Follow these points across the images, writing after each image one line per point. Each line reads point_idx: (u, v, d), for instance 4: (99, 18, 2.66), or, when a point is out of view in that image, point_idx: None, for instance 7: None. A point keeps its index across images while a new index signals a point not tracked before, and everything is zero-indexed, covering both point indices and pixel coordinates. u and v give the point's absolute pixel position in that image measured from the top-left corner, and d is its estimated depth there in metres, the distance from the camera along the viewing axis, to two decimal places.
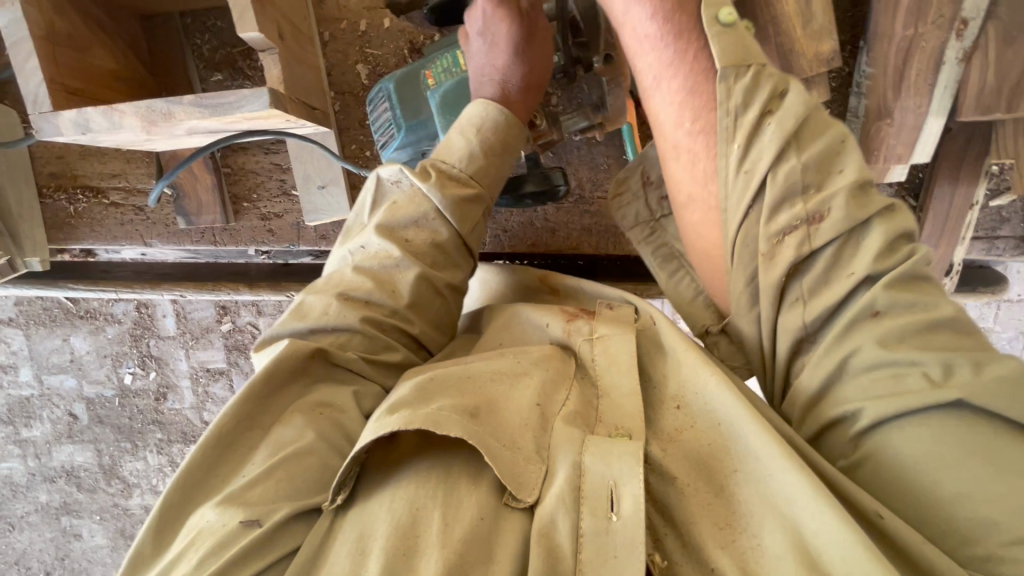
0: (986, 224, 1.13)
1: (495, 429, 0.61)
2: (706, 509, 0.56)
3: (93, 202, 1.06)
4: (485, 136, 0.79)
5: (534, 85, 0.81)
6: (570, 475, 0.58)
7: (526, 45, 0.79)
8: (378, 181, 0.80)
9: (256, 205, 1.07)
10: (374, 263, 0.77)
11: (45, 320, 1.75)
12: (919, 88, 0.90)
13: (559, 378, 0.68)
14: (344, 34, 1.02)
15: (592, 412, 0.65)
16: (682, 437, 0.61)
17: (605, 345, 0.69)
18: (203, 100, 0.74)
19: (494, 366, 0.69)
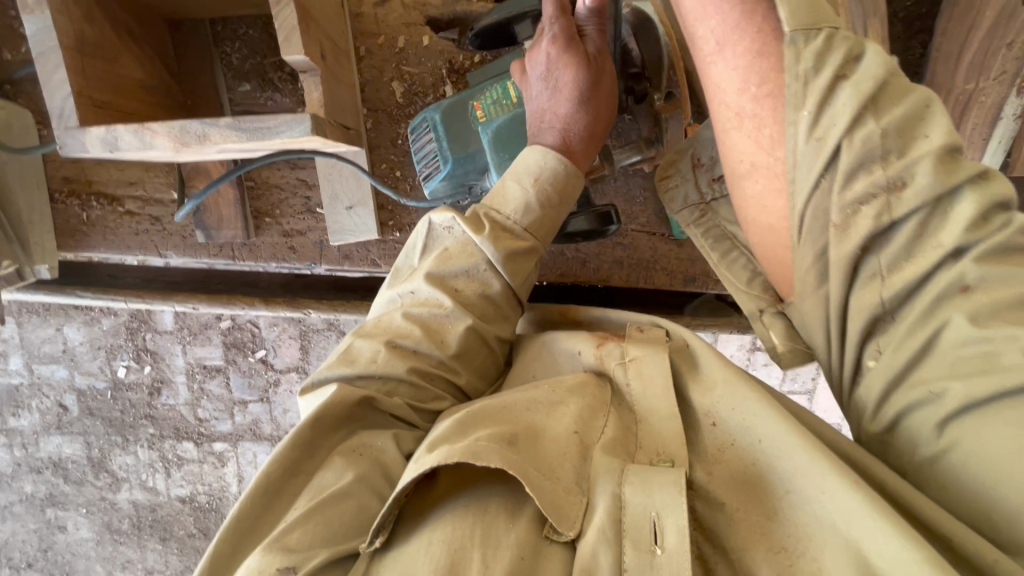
0: None
1: (533, 458, 0.59)
2: (758, 536, 0.54)
3: (107, 210, 1.01)
4: (543, 187, 0.77)
5: (596, 135, 0.81)
6: (612, 506, 0.56)
7: (590, 92, 0.78)
8: (429, 226, 0.79)
9: (279, 221, 1.03)
10: (423, 310, 0.75)
11: (39, 310, 1.62)
12: (973, 142, 0.89)
13: (597, 408, 0.67)
14: (381, 50, 0.97)
15: (630, 437, 0.65)
16: (724, 458, 0.60)
17: (638, 367, 0.68)
18: (241, 124, 0.70)
19: (530, 394, 0.68)
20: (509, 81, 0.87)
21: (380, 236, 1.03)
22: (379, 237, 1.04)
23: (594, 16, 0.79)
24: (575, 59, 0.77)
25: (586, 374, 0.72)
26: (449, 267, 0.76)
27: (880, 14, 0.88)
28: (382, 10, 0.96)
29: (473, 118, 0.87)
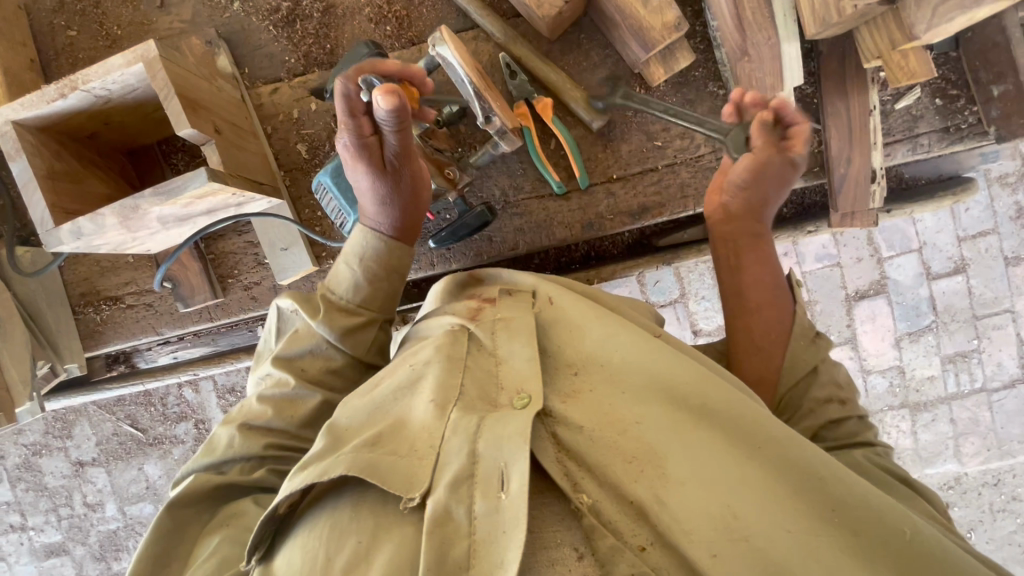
0: (901, 126, 1.14)
1: (394, 447, 0.65)
2: (613, 449, 0.62)
3: (114, 308, 1.28)
4: (367, 264, 0.95)
5: (400, 213, 0.97)
6: (466, 462, 0.60)
7: (389, 180, 0.94)
8: (280, 311, 0.96)
9: (239, 279, 1.27)
10: (275, 390, 0.90)
11: (123, 454, 2.31)
12: (761, 24, 1.00)
13: (454, 370, 0.70)
14: (283, 125, 1.24)
15: (491, 386, 0.68)
16: (578, 396, 0.67)
17: (507, 325, 0.73)
18: (159, 191, 0.94)
19: (395, 382, 0.72)
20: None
21: (318, 266, 1.24)
22: (317, 267, 1.24)
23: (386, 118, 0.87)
24: (374, 161, 0.93)
25: (444, 336, 0.74)
26: (295, 357, 0.92)
27: None
28: (277, 96, 1.24)
29: None
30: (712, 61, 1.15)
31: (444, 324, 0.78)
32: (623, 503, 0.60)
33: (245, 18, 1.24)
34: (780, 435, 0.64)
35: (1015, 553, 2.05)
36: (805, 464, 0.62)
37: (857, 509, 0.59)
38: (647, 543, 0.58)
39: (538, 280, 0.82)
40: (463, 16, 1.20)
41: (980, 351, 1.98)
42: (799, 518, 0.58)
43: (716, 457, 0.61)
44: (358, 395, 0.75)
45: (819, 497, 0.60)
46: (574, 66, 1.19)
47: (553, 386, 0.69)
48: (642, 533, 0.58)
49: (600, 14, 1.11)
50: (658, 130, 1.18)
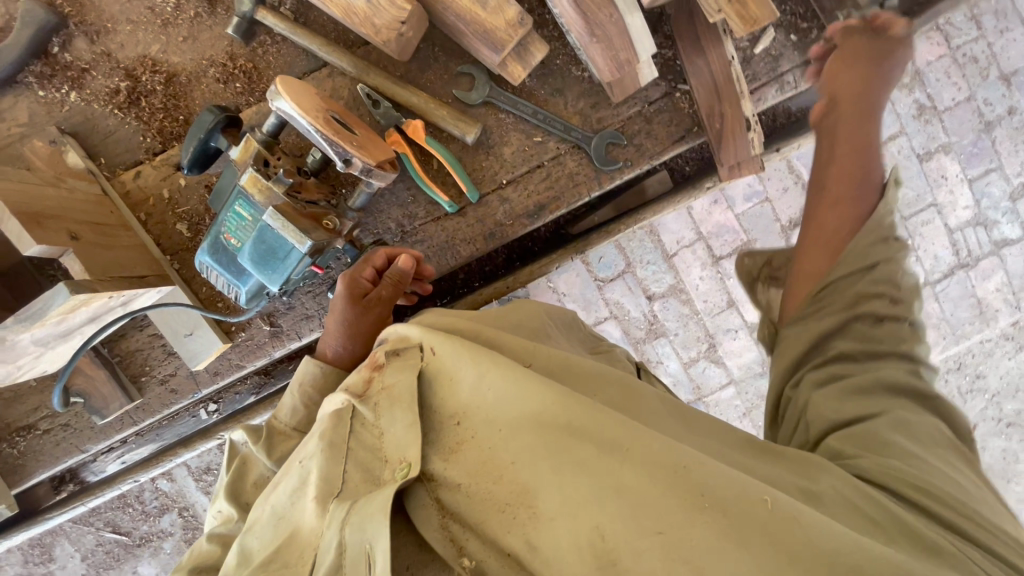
0: (765, 68, 1.15)
1: (291, 555, 0.65)
2: (489, 500, 0.63)
3: (29, 438, 1.22)
4: (306, 387, 1.01)
5: (351, 349, 1.03)
6: (337, 552, 0.60)
7: (355, 313, 1.01)
8: (232, 447, 1.00)
9: (153, 374, 1.22)
10: (226, 527, 0.90)
11: (113, 562, 2.23)
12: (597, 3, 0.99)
13: (339, 456, 0.68)
14: (157, 208, 1.18)
15: (377, 461, 0.68)
16: (457, 450, 0.67)
17: (390, 392, 0.70)
18: (18, 317, 0.89)
19: (291, 485, 0.70)
20: (235, 205, 0.98)
21: (229, 340, 1.19)
22: (230, 342, 1.20)
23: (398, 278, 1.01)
24: (355, 295, 1.00)
25: (328, 419, 0.72)
26: (242, 490, 0.94)
27: None
28: (140, 179, 1.18)
29: (231, 248, 1.00)
30: (568, 46, 1.15)
31: (331, 403, 0.74)
32: (503, 555, 0.61)
33: (88, 107, 1.17)
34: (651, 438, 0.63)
35: (992, 428, 2.11)
36: (688, 473, 0.60)
37: (727, 491, 0.59)
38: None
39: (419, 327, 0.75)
40: (312, 56, 1.16)
41: (916, 249, 2.03)
42: (671, 518, 0.57)
43: (585, 479, 0.61)
44: (263, 499, 0.73)
45: (691, 492, 0.59)
46: (435, 82, 1.17)
47: (437, 442, 0.69)
48: None
49: (445, 24, 1.09)
50: (534, 126, 1.17)
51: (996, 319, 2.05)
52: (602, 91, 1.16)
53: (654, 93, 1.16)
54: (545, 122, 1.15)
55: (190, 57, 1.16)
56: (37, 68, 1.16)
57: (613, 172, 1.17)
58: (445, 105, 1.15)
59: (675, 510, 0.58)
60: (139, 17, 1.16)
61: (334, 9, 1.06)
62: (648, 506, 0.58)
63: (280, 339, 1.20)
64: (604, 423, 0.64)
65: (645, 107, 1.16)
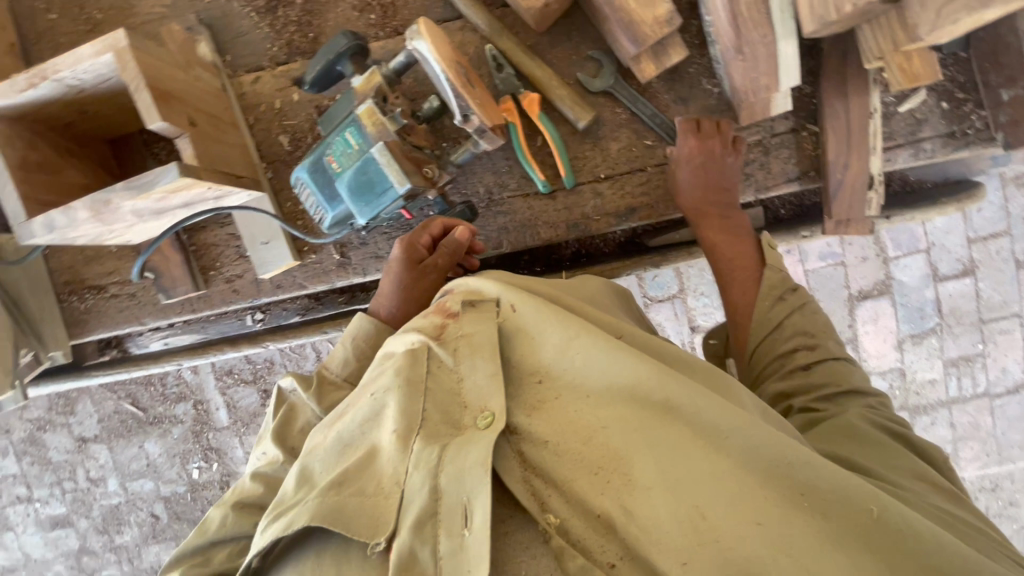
0: (904, 130, 1.09)
1: (360, 485, 0.66)
2: (579, 462, 0.64)
3: (97, 298, 1.29)
4: (359, 342, 1.04)
5: (404, 311, 1.06)
6: (430, 499, 0.62)
7: (412, 278, 1.05)
8: (281, 394, 1.02)
9: (221, 271, 1.26)
10: (270, 468, 0.93)
11: (124, 432, 2.35)
12: (756, 20, 0.95)
13: (415, 394, 0.69)
14: (265, 115, 1.21)
15: (455, 408, 0.69)
16: (542, 407, 0.68)
17: (469, 341, 0.72)
18: (130, 185, 0.93)
19: (359, 415, 0.72)
20: (346, 131, 1.00)
21: (299, 259, 1.22)
22: (299, 261, 1.23)
23: (449, 248, 1.04)
24: (417, 262, 1.04)
25: (403, 356, 0.73)
26: (293, 432, 0.96)
27: None
28: (258, 85, 1.21)
29: (332, 171, 1.02)
30: (706, 57, 1.11)
31: (405, 340, 0.75)
32: (591, 518, 0.62)
33: (226, 3, 1.20)
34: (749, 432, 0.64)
35: None
36: (782, 466, 0.62)
37: (821, 494, 0.62)
38: (616, 558, 0.60)
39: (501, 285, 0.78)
40: (449, 5, 1.16)
41: (984, 356, 1.93)
42: (770, 512, 0.59)
43: (683, 461, 0.62)
44: (329, 422, 0.76)
45: (788, 491, 0.61)
46: (562, 61, 1.15)
47: (519, 398, 0.70)
48: (611, 550, 0.60)
49: (591, 4, 1.06)
50: (648, 130, 1.14)
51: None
52: (727, 111, 1.12)
53: (780, 125, 1.12)
54: (671, 132, 1.11)
55: None
56: None
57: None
58: (566, 85, 1.13)
59: (773, 500, 0.60)
60: None
61: None
62: (748, 490, 0.60)
63: (346, 271, 1.23)
64: (698, 409, 0.66)
65: (767, 138, 1.13)
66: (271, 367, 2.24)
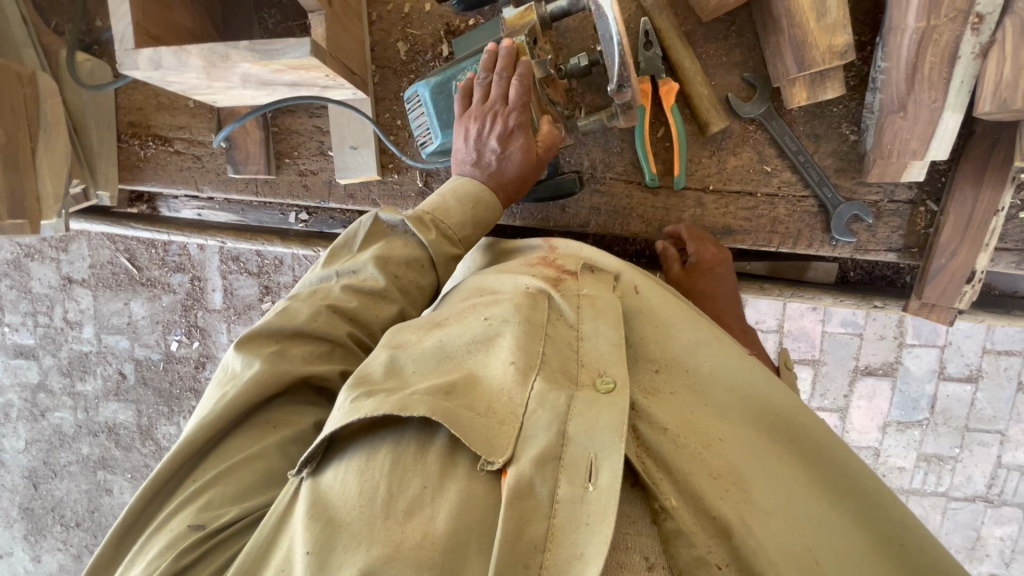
0: (1015, 236, 1.08)
1: (471, 401, 0.69)
2: (700, 461, 0.66)
3: (159, 149, 1.21)
4: (460, 197, 0.93)
5: (517, 176, 0.94)
6: (555, 441, 0.64)
7: (505, 138, 0.91)
8: (376, 220, 0.94)
9: (296, 162, 1.19)
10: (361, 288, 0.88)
11: (114, 285, 2.28)
12: (934, 83, 0.91)
13: (534, 334, 0.76)
14: (390, 15, 1.14)
15: (572, 359, 0.75)
16: (657, 396, 0.74)
17: (593, 303, 0.80)
18: (254, 46, 0.86)
19: (469, 336, 0.78)
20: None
21: (381, 175, 1.16)
22: (379, 177, 1.17)
23: (520, 90, 0.90)
24: (516, 119, 0.90)
25: (523, 297, 0.81)
26: (393, 258, 0.89)
27: None
28: None
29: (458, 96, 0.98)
30: (856, 102, 1.06)
31: (523, 283, 0.84)
32: (705, 519, 0.63)
33: None
34: (862, 484, 0.67)
35: None
36: (888, 531, 0.64)
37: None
38: (722, 563, 0.61)
39: (622, 265, 0.90)
40: None
41: (957, 460, 1.99)
42: (874, 566, 0.62)
43: (795, 485, 0.66)
44: (428, 331, 0.81)
45: (892, 555, 0.63)
46: (711, 58, 1.10)
47: (636, 379, 0.76)
48: (719, 552, 0.61)
49: (766, 11, 1.01)
50: (772, 155, 1.11)
51: (981, 561, 2.04)
52: (855, 162, 1.09)
53: (898, 194, 1.09)
54: (802, 166, 1.08)
55: None
56: None
57: (837, 242, 1.12)
58: (708, 86, 1.08)
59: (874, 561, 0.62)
60: None
61: None
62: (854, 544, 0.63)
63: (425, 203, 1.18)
64: (809, 441, 0.70)
65: (884, 201, 1.10)
66: (279, 266, 2.19)
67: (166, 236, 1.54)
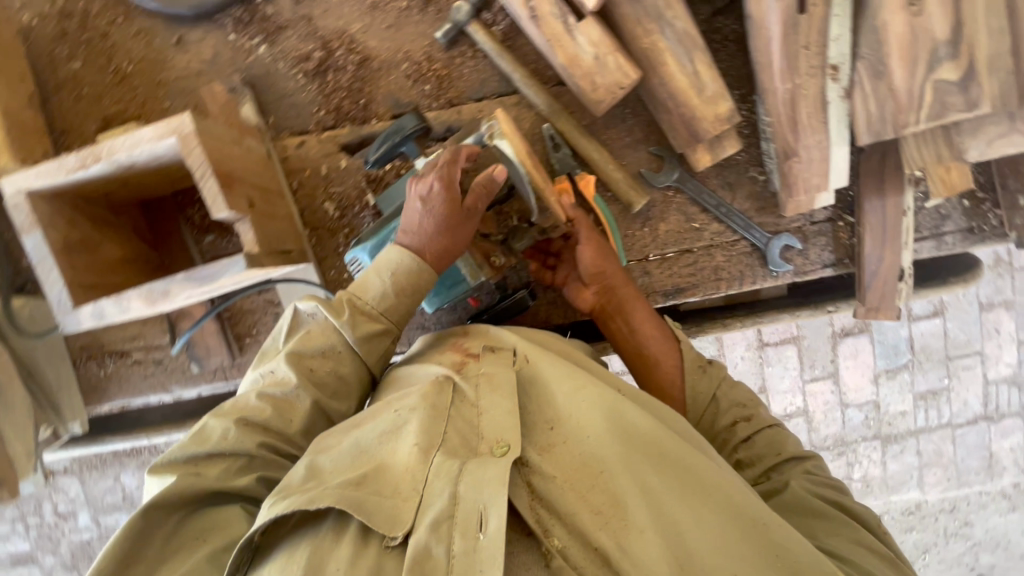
0: (928, 224, 1.17)
1: (381, 488, 0.74)
2: (585, 499, 0.75)
3: (119, 364, 1.21)
4: (399, 278, 0.94)
5: (446, 249, 0.95)
6: (448, 504, 0.70)
7: (436, 201, 0.92)
8: (295, 312, 0.97)
9: (258, 338, 1.20)
10: (277, 390, 0.90)
11: (98, 465, 2.20)
12: (815, 128, 1.00)
13: (438, 419, 0.80)
14: (310, 181, 1.18)
15: (471, 441, 0.79)
16: (550, 449, 0.79)
17: (489, 379, 0.84)
18: (192, 275, 0.88)
19: (379, 428, 0.81)
20: None
21: None
22: None
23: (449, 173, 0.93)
24: (437, 177, 0.92)
25: (431, 384, 0.85)
26: (307, 354, 0.92)
27: (701, 47, 1.03)
28: (304, 149, 1.17)
29: None
30: (755, 147, 1.15)
31: (433, 373, 0.89)
32: (590, 551, 0.72)
33: (270, 63, 1.16)
34: (722, 495, 0.76)
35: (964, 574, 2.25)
36: (752, 523, 0.74)
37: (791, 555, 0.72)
38: None
39: (517, 339, 0.93)
40: (506, 79, 1.15)
41: (949, 390, 2.09)
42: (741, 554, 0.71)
43: (667, 499, 0.74)
44: (346, 428, 0.84)
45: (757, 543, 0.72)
46: (616, 141, 1.17)
47: (532, 438, 0.81)
48: None
49: (651, 95, 1.09)
50: (696, 212, 1.18)
51: (1002, 475, 2.17)
52: (771, 200, 1.17)
53: (815, 217, 1.18)
54: (726, 216, 1.16)
55: (387, 46, 1.15)
56: (236, 13, 1.14)
57: (777, 272, 1.20)
58: (621, 168, 1.15)
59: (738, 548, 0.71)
60: None
61: (557, 56, 1.02)
62: (718, 541, 0.72)
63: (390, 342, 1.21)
64: (674, 454, 0.79)
65: (807, 225, 1.18)
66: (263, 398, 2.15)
67: (149, 441, 1.45)
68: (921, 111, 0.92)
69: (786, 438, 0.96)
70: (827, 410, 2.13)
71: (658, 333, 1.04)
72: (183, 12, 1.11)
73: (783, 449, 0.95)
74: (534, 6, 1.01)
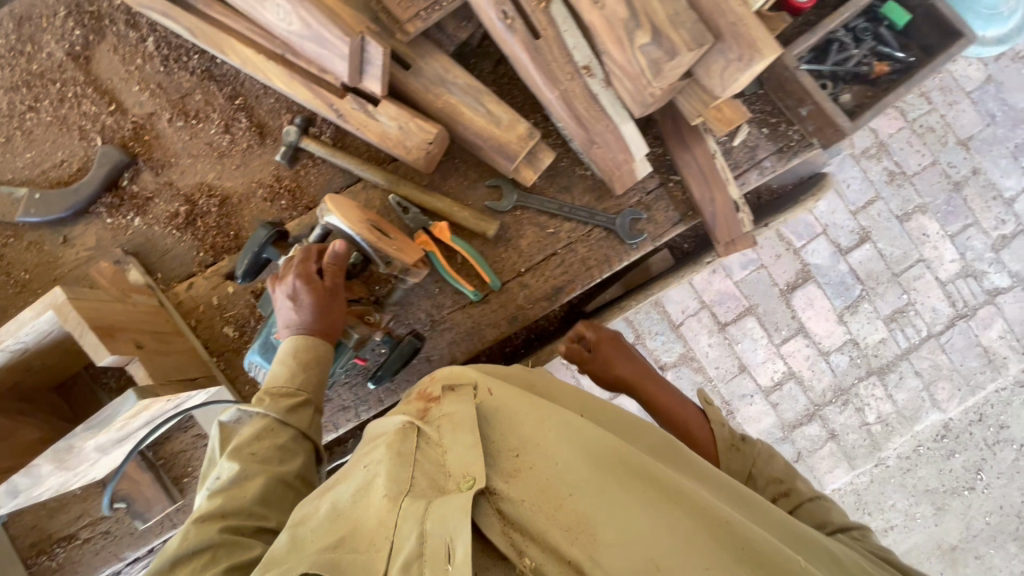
0: (745, 157, 1.31)
1: (356, 547, 0.73)
2: (555, 515, 0.71)
3: (69, 548, 1.23)
4: (298, 357, 1.03)
5: (325, 326, 1.05)
6: (417, 543, 0.68)
7: (298, 291, 1.04)
8: (222, 425, 1.01)
9: (195, 475, 1.24)
10: (229, 487, 0.91)
11: None
12: (596, 117, 1.17)
13: (405, 464, 0.79)
14: (206, 314, 1.29)
15: (440, 474, 0.77)
16: (516, 473, 0.76)
17: (451, 418, 0.81)
18: (89, 424, 0.96)
19: (352, 488, 0.80)
20: None
21: None
22: None
23: (303, 264, 1.06)
24: (296, 275, 1.04)
25: (395, 432, 0.83)
26: (244, 445, 0.95)
27: (484, 91, 1.22)
28: (193, 289, 1.29)
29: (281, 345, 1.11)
30: (571, 151, 1.31)
31: (398, 420, 0.85)
32: (562, 564, 0.68)
33: (147, 230, 1.32)
34: (698, 507, 0.71)
35: None
36: (730, 529, 0.69)
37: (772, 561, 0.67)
38: None
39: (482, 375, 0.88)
40: (347, 173, 1.32)
41: (913, 304, 2.11)
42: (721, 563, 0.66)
43: (641, 508, 0.69)
44: (319, 498, 0.83)
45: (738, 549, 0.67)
46: (457, 188, 1.33)
47: (497, 464, 0.77)
48: None
49: (464, 140, 1.26)
50: (547, 220, 1.31)
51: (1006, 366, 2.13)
52: (604, 186, 1.31)
53: (648, 188, 1.32)
54: (571, 213, 1.29)
55: (241, 181, 1.33)
56: (107, 200, 1.32)
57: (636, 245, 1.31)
58: (467, 207, 1.29)
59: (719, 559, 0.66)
60: (198, 151, 1.33)
61: (370, 137, 1.21)
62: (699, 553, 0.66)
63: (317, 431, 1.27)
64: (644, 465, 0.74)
65: (644, 196, 1.32)
66: None
67: None
68: (648, 75, 1.07)
69: (828, 510, 1.00)
70: (812, 364, 2.11)
71: (696, 421, 1.11)
72: (62, 214, 1.28)
73: (828, 520, 0.98)
74: (337, 108, 1.20)
